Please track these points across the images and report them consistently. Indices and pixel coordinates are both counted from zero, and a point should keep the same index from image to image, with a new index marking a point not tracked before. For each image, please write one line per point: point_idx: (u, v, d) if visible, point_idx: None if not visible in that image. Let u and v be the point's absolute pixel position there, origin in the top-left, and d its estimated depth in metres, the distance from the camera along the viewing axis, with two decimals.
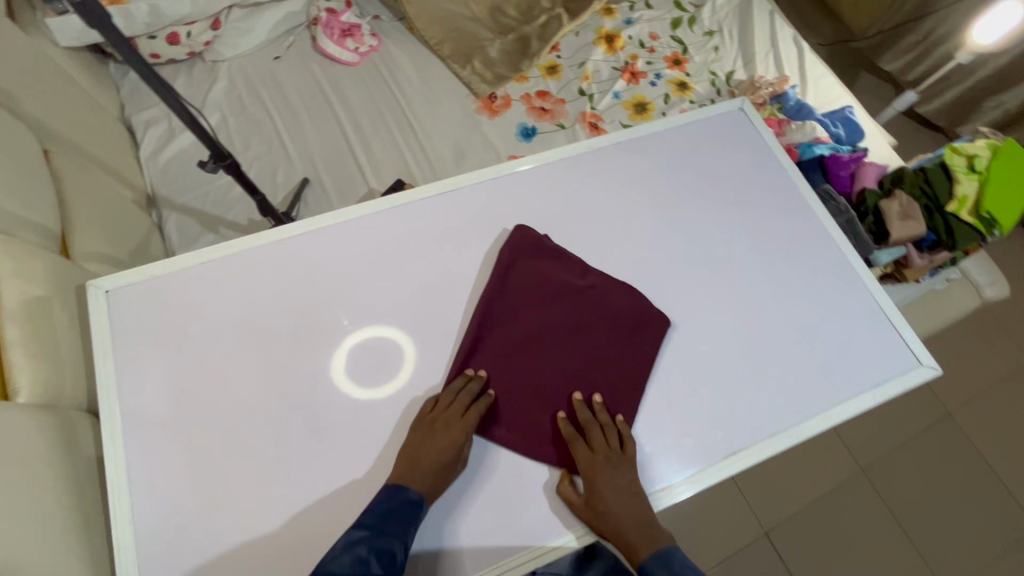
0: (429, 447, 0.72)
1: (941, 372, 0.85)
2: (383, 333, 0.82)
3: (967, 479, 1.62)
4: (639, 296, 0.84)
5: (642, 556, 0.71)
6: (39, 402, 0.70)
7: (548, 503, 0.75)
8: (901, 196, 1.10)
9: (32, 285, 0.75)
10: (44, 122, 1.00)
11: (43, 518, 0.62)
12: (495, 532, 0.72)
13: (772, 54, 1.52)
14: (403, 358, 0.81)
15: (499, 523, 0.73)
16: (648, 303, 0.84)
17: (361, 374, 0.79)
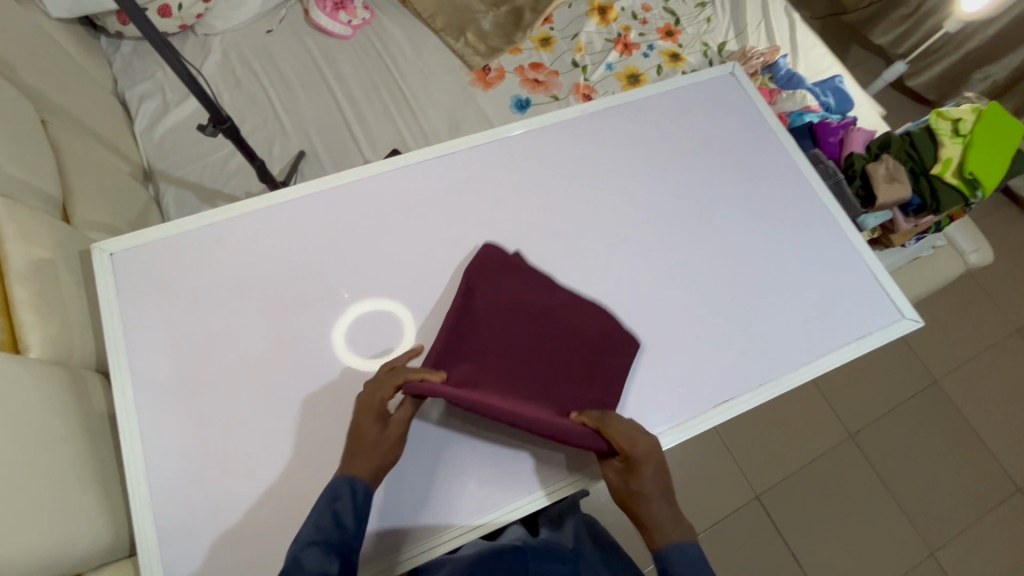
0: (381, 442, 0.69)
1: (922, 324, 0.88)
2: (381, 305, 0.84)
3: (951, 442, 1.68)
4: (609, 317, 0.83)
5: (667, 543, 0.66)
6: (51, 359, 0.72)
7: (503, 469, 0.75)
8: (888, 159, 1.12)
9: (38, 247, 0.76)
10: (40, 92, 1.00)
11: (61, 465, 0.64)
12: (452, 502, 0.73)
13: (764, 25, 1.53)
14: (402, 334, 0.82)
15: (455, 493, 0.74)
16: (617, 322, 0.83)
17: (364, 343, 0.81)
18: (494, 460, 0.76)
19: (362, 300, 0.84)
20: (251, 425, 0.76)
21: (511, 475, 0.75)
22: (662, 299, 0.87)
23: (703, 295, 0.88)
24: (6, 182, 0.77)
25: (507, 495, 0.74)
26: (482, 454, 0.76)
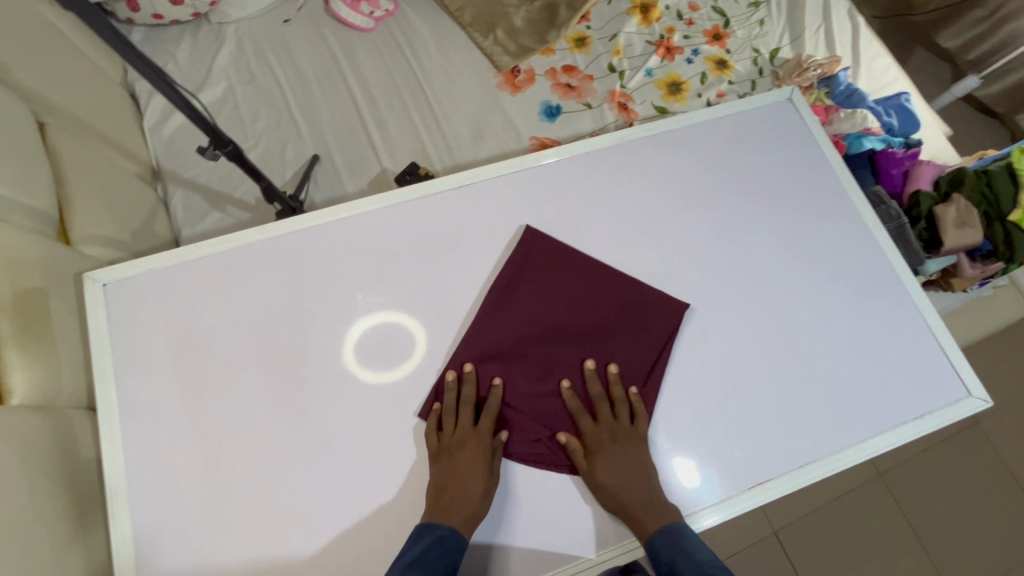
0: (449, 492, 0.68)
1: (991, 405, 0.79)
2: (400, 317, 0.79)
3: (991, 490, 1.57)
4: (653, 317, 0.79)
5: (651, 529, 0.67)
6: (36, 403, 0.68)
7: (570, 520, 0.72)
8: (959, 201, 1.01)
9: (26, 277, 0.71)
10: (39, 92, 0.93)
11: (39, 527, 0.60)
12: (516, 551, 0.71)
13: (823, 31, 1.39)
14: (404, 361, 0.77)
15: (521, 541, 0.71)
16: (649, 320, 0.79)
17: (376, 359, 0.76)
18: (543, 523, 0.72)
19: (380, 311, 0.79)
20: (246, 479, 0.71)
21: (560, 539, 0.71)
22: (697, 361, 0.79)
23: (742, 358, 0.80)
24: None
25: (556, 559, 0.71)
26: (531, 514, 0.72)
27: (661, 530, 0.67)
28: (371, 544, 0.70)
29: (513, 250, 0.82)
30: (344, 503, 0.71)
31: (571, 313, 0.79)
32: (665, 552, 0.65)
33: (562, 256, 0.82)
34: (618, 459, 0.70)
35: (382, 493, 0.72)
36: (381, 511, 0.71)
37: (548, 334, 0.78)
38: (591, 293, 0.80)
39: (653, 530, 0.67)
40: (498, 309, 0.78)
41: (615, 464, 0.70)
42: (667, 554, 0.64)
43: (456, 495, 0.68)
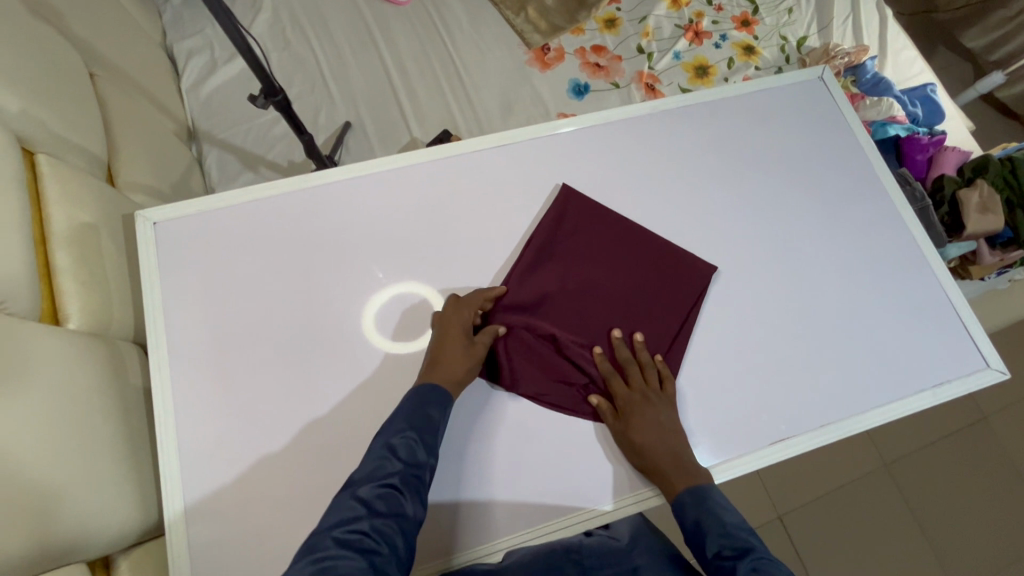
0: (445, 351, 0.71)
1: (1008, 377, 0.81)
2: (418, 288, 0.80)
3: (999, 487, 1.57)
4: (679, 283, 0.82)
5: (677, 489, 0.68)
6: (89, 330, 0.71)
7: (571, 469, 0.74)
8: (983, 186, 1.02)
9: (82, 211, 0.74)
10: (89, 42, 0.96)
11: (92, 443, 0.63)
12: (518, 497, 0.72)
13: (851, 21, 1.40)
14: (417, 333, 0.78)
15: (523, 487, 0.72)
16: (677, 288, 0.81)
17: (395, 328, 0.78)
18: (527, 471, 0.73)
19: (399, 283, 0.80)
20: (283, 415, 0.73)
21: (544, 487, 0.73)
22: (721, 323, 0.82)
23: (766, 323, 0.82)
24: (50, 139, 0.74)
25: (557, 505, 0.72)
26: (516, 461, 0.73)
27: (690, 489, 0.67)
28: None
29: (550, 208, 0.84)
30: None
31: (606, 274, 0.81)
32: (691, 510, 0.65)
33: (597, 220, 0.84)
34: (651, 419, 0.72)
35: None
36: None
37: (583, 291, 0.80)
38: (627, 257, 0.82)
39: (682, 487, 0.68)
40: (536, 264, 0.81)
41: (647, 422, 0.72)
42: (693, 514, 0.65)
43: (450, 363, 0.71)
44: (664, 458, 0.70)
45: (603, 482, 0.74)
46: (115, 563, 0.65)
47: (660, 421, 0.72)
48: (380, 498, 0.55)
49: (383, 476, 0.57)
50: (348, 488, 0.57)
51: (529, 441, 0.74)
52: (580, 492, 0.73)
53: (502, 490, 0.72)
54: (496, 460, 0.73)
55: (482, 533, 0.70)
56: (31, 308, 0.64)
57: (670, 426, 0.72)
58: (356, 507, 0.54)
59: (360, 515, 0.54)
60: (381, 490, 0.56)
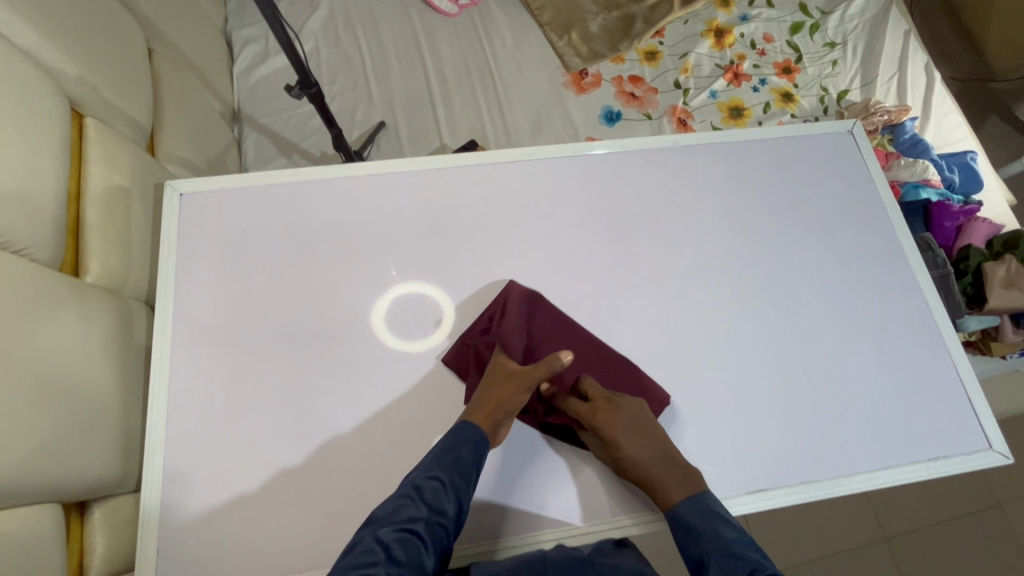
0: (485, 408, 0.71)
1: (1011, 463, 0.78)
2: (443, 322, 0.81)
3: None
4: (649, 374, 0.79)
5: (675, 497, 0.67)
6: (105, 285, 0.75)
7: (584, 485, 0.75)
8: (1010, 261, 1.01)
9: (117, 174, 0.79)
10: (152, 21, 1.03)
11: (89, 393, 0.66)
12: (529, 502, 0.73)
13: (896, 80, 1.38)
14: (401, 339, 0.79)
15: (535, 494, 0.74)
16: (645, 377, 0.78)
17: (398, 316, 0.80)
18: (536, 480, 0.74)
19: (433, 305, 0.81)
20: (272, 389, 0.76)
21: (550, 499, 0.74)
22: (714, 364, 0.81)
23: (761, 371, 0.81)
24: (100, 104, 0.80)
25: (562, 518, 0.73)
26: (530, 468, 0.75)
27: (690, 499, 0.66)
28: (378, 471, 0.73)
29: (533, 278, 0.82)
30: (358, 430, 0.75)
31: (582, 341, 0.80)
32: (687, 518, 0.65)
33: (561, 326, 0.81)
34: (631, 428, 0.72)
35: (392, 428, 0.75)
36: (393, 443, 0.75)
37: (573, 335, 0.80)
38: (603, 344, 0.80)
39: (679, 497, 0.67)
40: (530, 305, 0.81)
41: (649, 442, 0.71)
42: (698, 542, 0.62)
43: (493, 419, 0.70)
44: (665, 473, 0.69)
45: (613, 504, 0.74)
46: (89, 511, 0.67)
47: (643, 443, 0.71)
48: (400, 544, 0.56)
49: (404, 519, 0.59)
50: (370, 529, 0.59)
51: (539, 451, 0.76)
52: (577, 509, 0.73)
53: (510, 494, 0.73)
54: (512, 463, 0.75)
55: (485, 533, 0.72)
56: (53, 258, 0.68)
57: (653, 432, 0.72)
58: (374, 551, 0.56)
59: (381, 558, 0.55)
60: (399, 533, 0.57)
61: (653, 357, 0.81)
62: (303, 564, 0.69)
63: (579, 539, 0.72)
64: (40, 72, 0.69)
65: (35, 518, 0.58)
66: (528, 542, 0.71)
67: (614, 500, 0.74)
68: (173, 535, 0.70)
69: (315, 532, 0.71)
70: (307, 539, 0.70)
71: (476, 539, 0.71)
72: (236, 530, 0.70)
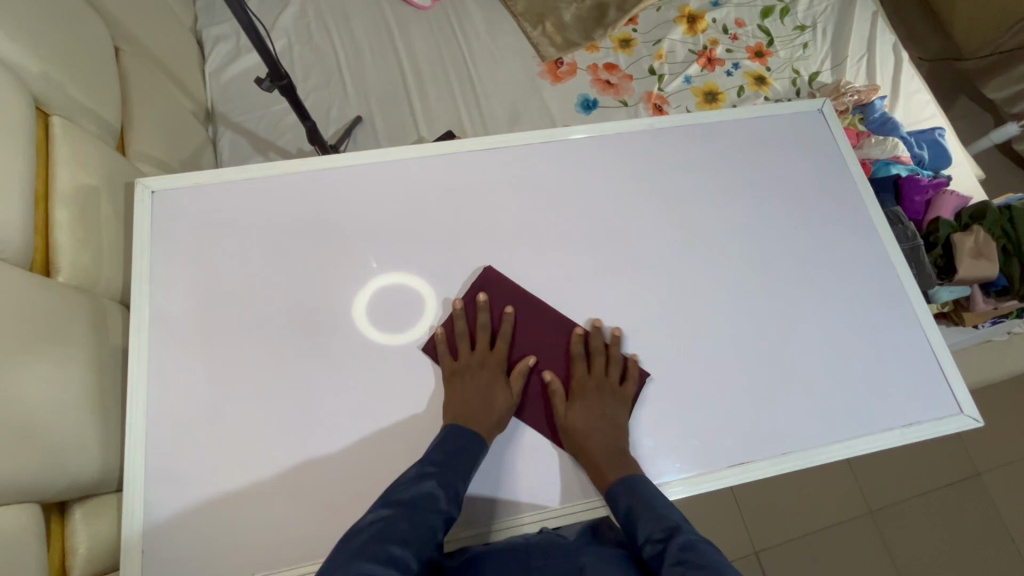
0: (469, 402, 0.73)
1: (981, 425, 0.80)
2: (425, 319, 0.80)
3: (996, 554, 1.44)
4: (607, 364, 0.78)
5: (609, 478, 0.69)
6: (77, 285, 0.74)
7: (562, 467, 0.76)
8: (978, 232, 1.04)
9: (86, 173, 0.78)
10: (118, 18, 1.01)
11: (66, 393, 0.65)
12: (506, 488, 0.74)
13: (866, 60, 1.41)
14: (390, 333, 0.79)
15: (511, 480, 0.75)
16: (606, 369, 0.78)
17: (377, 312, 0.80)
18: (513, 464, 0.75)
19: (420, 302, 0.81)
20: (252, 385, 0.76)
21: (529, 480, 0.75)
22: (693, 342, 0.82)
23: (739, 347, 0.82)
24: (66, 103, 0.78)
25: (541, 501, 0.74)
26: (506, 455, 0.76)
27: (623, 481, 0.68)
28: (365, 462, 0.74)
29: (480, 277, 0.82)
30: (341, 421, 0.75)
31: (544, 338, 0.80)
32: (622, 498, 0.67)
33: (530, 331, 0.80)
34: (594, 408, 0.74)
35: (373, 417, 0.75)
36: (377, 432, 0.75)
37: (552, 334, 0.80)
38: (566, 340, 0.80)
39: (613, 479, 0.69)
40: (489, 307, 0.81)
41: (598, 427, 0.73)
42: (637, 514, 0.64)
43: (484, 413, 0.72)
44: (603, 452, 0.71)
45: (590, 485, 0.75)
46: (71, 512, 0.67)
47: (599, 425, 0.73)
48: (422, 529, 0.58)
49: (429, 509, 0.61)
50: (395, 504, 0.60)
51: (516, 436, 0.76)
52: (552, 493, 0.75)
53: (489, 477, 0.75)
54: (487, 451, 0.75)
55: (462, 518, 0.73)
56: (23, 258, 0.67)
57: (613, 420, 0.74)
58: (401, 527, 0.57)
59: (403, 537, 0.57)
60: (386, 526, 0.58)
61: (631, 335, 0.82)
62: (293, 556, 0.70)
63: (559, 521, 0.73)
64: (1, 69, 0.67)
65: (15, 518, 0.58)
66: (508, 527, 0.72)
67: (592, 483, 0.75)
68: (156, 533, 0.69)
69: (304, 524, 0.71)
70: (295, 532, 0.70)
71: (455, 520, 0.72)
72: (222, 526, 0.70)
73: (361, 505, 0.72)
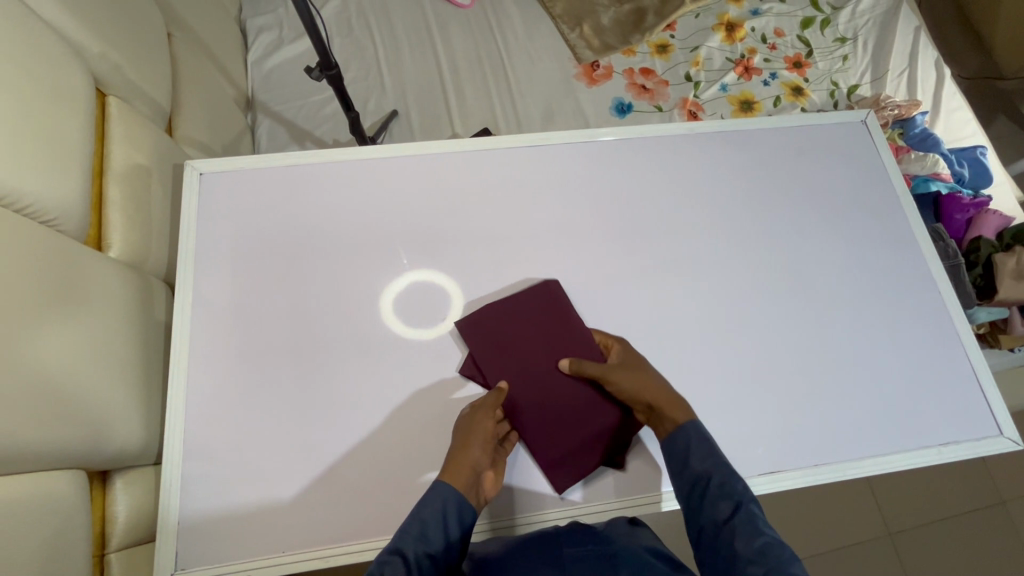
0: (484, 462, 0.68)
1: (1021, 448, 0.79)
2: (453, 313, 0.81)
3: None
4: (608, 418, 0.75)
5: (677, 416, 0.67)
6: (127, 261, 0.76)
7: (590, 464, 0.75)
8: (1022, 253, 1.01)
9: (138, 153, 0.80)
10: (170, 4, 1.04)
11: (112, 365, 0.67)
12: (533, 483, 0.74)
13: (907, 75, 1.39)
14: (424, 329, 0.80)
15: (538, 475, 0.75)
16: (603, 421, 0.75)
17: (410, 306, 0.81)
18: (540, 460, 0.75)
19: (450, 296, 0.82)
20: (289, 367, 0.77)
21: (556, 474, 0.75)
22: (726, 349, 0.82)
23: (773, 357, 0.82)
24: (123, 84, 0.81)
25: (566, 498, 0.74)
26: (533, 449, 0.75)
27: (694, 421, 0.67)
28: (395, 450, 0.74)
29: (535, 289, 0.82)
30: (374, 407, 0.76)
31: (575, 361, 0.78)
32: (686, 443, 0.65)
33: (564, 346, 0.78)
34: (641, 364, 0.74)
35: (405, 407, 0.76)
36: (408, 421, 0.76)
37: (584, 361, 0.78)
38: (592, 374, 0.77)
39: (685, 418, 0.67)
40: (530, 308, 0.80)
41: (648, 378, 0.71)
42: (699, 461, 0.64)
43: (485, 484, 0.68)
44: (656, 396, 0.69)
45: (617, 485, 0.75)
46: (111, 481, 0.69)
47: (650, 380, 0.71)
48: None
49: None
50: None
51: None
52: (577, 490, 0.74)
53: (515, 469, 0.75)
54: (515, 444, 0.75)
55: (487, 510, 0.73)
56: (79, 232, 0.69)
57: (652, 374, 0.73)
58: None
59: None
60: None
61: (664, 339, 0.81)
62: (321, 537, 0.70)
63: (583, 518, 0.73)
64: (67, 48, 0.70)
65: (63, 483, 0.59)
66: (532, 521, 0.73)
67: (617, 481, 0.75)
68: (191, 508, 0.70)
69: (332, 506, 0.72)
70: (325, 514, 0.71)
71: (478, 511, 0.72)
72: (254, 504, 0.71)
73: (390, 493, 0.72)
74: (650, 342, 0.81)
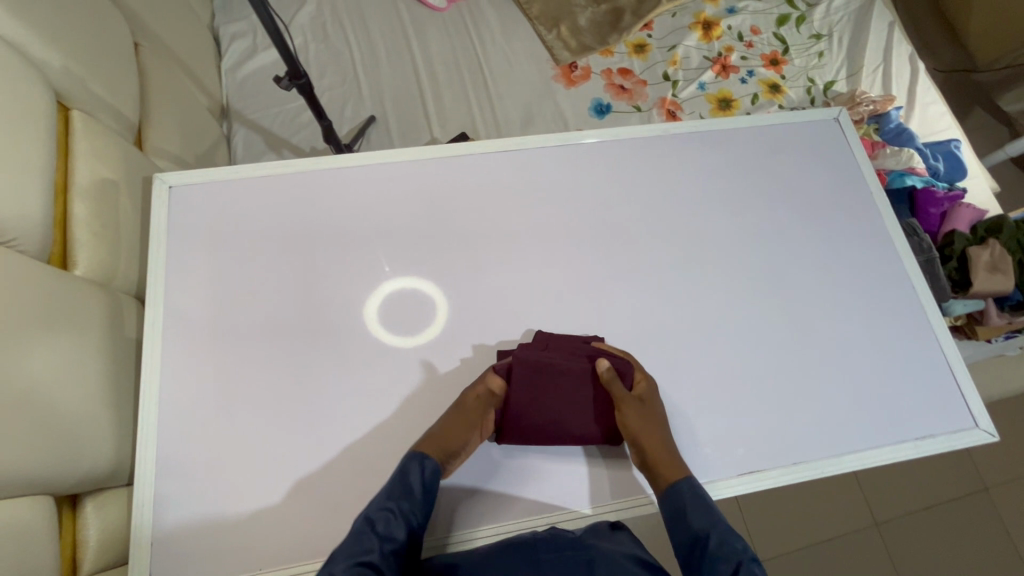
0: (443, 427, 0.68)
1: (997, 440, 0.79)
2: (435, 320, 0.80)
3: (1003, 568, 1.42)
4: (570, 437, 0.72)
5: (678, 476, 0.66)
6: (94, 279, 0.74)
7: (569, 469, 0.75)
8: (994, 246, 1.04)
9: (104, 168, 0.78)
10: (137, 14, 1.02)
11: (80, 386, 0.65)
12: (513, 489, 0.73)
13: (882, 70, 1.40)
14: (411, 336, 0.79)
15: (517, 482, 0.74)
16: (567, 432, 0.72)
17: (391, 315, 0.80)
18: (520, 466, 0.75)
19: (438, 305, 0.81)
20: (263, 383, 0.76)
21: (537, 479, 0.74)
22: (704, 350, 0.82)
23: (752, 356, 0.82)
24: (86, 97, 0.79)
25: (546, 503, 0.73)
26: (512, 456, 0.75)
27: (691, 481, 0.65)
28: (375, 462, 0.73)
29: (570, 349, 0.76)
30: (353, 419, 0.75)
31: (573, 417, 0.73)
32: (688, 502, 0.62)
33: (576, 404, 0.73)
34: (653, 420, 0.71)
35: (384, 418, 0.75)
36: (386, 432, 0.75)
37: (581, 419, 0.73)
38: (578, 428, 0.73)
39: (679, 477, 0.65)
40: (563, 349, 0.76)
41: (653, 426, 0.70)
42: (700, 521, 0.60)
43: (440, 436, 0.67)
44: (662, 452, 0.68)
45: (597, 488, 0.75)
46: (82, 505, 0.67)
47: (658, 434, 0.69)
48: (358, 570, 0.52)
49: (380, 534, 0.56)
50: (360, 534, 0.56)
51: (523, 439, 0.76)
52: (561, 494, 0.74)
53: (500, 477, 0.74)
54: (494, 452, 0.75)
55: (468, 519, 0.72)
56: (41, 251, 0.67)
57: (662, 421, 0.71)
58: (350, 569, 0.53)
59: None
60: (358, 567, 0.53)
61: (644, 342, 0.81)
62: (300, 553, 0.69)
63: (565, 522, 0.73)
64: (24, 62, 0.68)
65: (29, 512, 0.58)
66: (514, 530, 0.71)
67: (611, 481, 0.75)
68: (165, 529, 0.69)
69: (311, 522, 0.71)
70: (304, 530, 0.70)
71: (472, 520, 0.72)
72: (230, 522, 0.70)
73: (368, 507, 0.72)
74: (631, 346, 0.81)
